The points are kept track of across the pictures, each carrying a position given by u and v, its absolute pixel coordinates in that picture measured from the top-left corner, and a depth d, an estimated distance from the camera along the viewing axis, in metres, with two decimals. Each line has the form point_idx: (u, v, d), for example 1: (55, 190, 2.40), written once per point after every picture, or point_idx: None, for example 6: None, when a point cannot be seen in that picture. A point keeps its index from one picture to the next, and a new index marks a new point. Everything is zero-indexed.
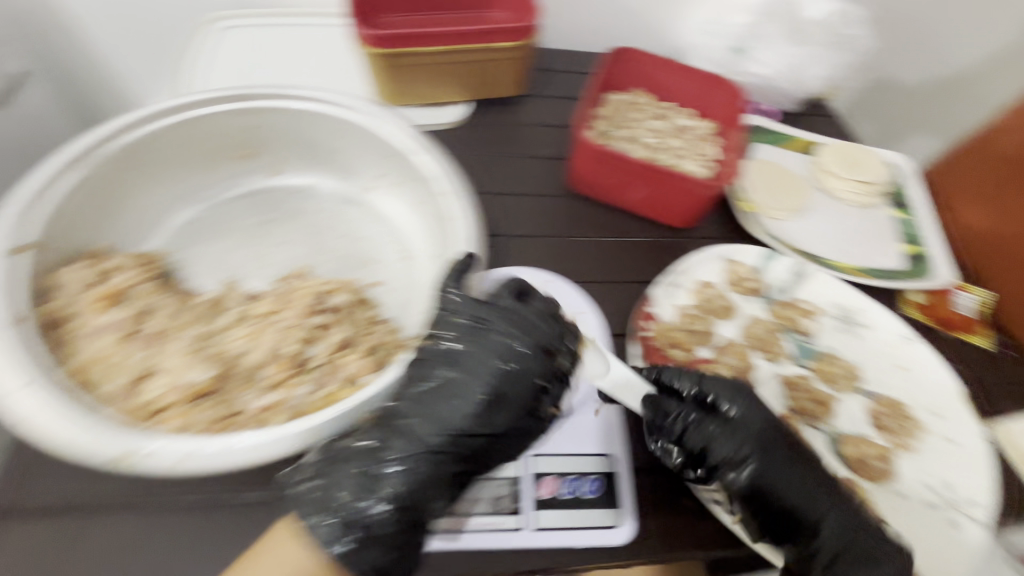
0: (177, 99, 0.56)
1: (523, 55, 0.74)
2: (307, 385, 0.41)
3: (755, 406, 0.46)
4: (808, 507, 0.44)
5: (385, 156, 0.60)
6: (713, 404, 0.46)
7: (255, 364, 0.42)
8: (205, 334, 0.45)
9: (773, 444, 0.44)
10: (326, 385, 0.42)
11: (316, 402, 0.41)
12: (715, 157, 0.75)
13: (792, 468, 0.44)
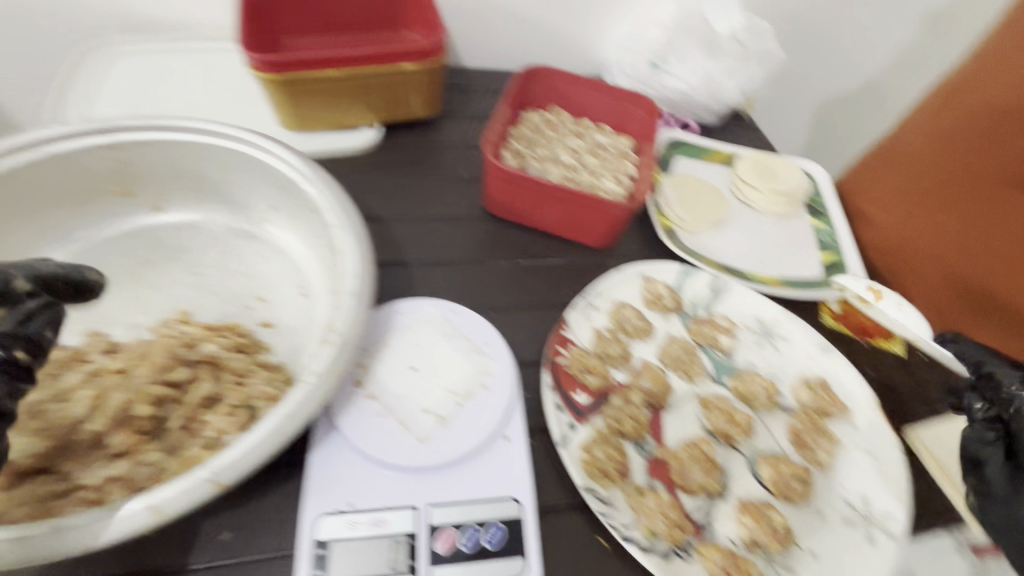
0: (26, 133, 0.50)
1: (431, 76, 0.72)
2: (160, 452, 0.39)
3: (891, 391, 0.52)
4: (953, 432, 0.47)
5: (275, 187, 0.56)
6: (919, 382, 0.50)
7: (101, 431, 0.39)
8: (46, 400, 0.40)
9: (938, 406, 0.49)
10: (188, 448, 0.40)
11: (170, 470, 0.38)
12: (633, 173, 0.75)
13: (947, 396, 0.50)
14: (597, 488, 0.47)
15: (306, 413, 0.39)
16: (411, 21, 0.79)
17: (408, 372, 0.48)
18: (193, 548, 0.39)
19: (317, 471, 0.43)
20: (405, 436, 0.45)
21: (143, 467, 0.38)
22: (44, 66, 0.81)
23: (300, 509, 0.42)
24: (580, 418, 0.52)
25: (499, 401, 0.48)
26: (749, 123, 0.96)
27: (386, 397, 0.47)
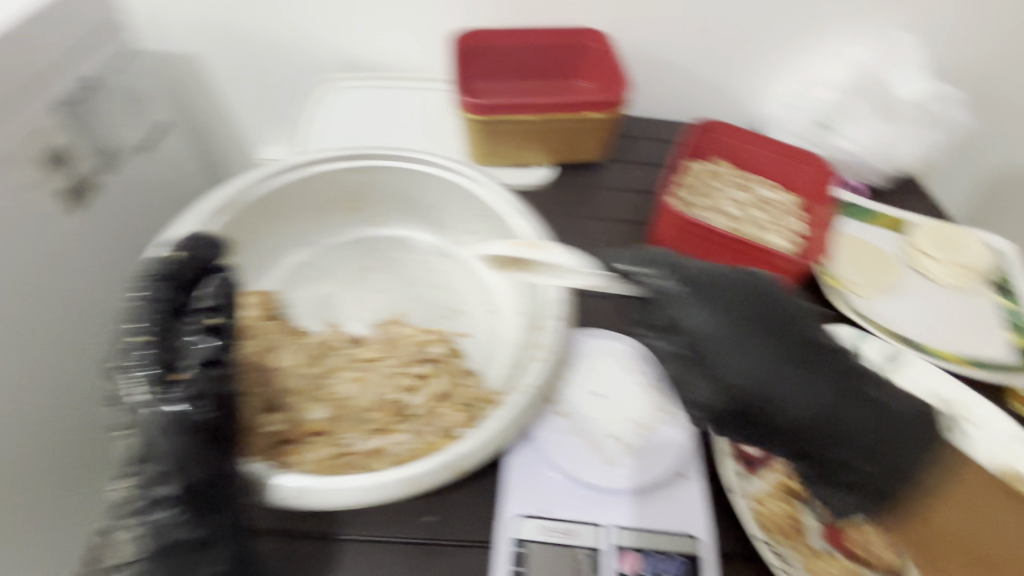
0: (299, 157, 0.62)
1: (611, 125, 0.78)
2: (407, 432, 0.44)
3: (698, 312, 0.44)
4: (812, 391, 0.41)
5: (479, 216, 0.64)
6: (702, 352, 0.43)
7: (364, 407, 0.46)
8: (319, 375, 0.48)
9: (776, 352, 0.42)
10: (425, 434, 0.44)
11: (416, 450, 0.43)
12: (800, 231, 0.75)
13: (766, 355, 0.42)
14: (772, 542, 0.47)
15: (523, 421, 0.45)
16: (588, 72, 0.88)
17: (594, 397, 0.52)
18: (409, 523, 0.46)
19: (513, 477, 0.47)
20: (594, 457, 0.49)
21: (395, 442, 0.43)
22: (279, 95, 0.98)
23: (498, 507, 0.46)
24: (752, 469, 0.52)
25: (678, 439, 0.50)
26: (920, 189, 0.91)
27: (576, 417, 0.51)
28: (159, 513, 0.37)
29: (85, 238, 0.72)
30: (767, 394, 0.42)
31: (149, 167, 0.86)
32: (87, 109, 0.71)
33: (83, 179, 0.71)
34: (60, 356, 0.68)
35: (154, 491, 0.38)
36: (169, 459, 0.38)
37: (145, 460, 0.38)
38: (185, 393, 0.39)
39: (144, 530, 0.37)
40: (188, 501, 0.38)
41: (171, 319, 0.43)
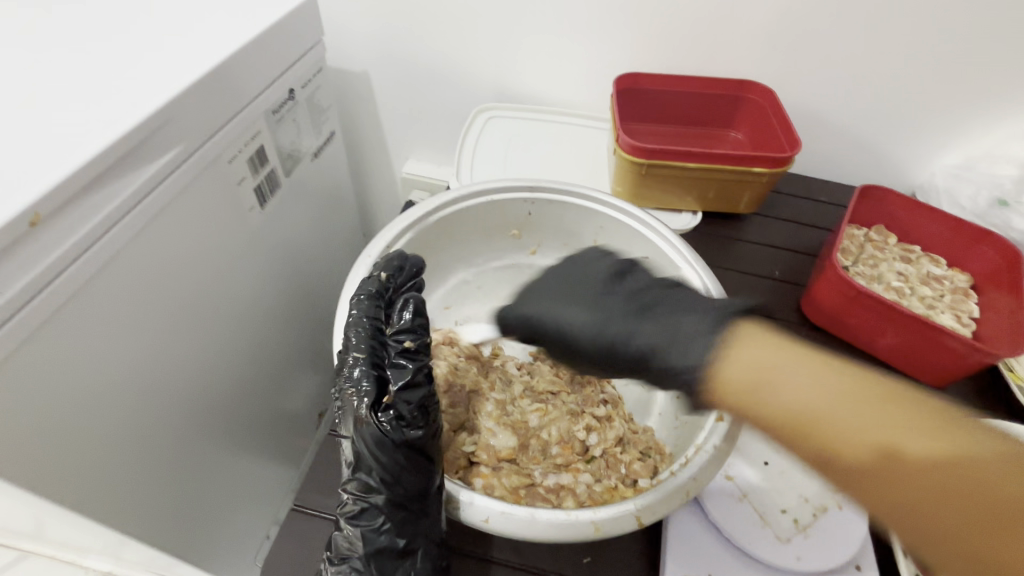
0: (482, 184, 0.63)
1: (772, 180, 0.76)
2: (589, 474, 0.45)
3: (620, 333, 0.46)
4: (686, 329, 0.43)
5: (640, 257, 0.65)
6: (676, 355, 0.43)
7: (548, 441, 0.47)
8: (505, 402, 0.50)
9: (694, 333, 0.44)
10: (607, 477, 0.45)
11: (600, 494, 0.43)
12: (974, 314, 0.70)
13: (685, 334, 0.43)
14: None
15: (708, 478, 0.43)
16: (741, 123, 0.88)
17: (762, 466, 0.50)
18: (569, 561, 0.46)
19: (675, 533, 0.46)
20: (764, 529, 0.46)
21: (579, 484, 0.44)
22: (433, 118, 1.06)
23: (660, 564, 0.45)
24: None
25: (858, 528, 0.47)
26: None
27: (743, 482, 0.49)
28: (371, 518, 0.41)
29: (267, 231, 0.80)
30: (603, 359, 0.47)
31: (317, 173, 0.95)
32: (286, 117, 0.80)
33: (274, 179, 0.80)
34: (234, 333, 0.76)
35: (369, 499, 0.41)
36: (384, 472, 0.41)
37: (364, 469, 0.41)
38: (394, 418, 0.42)
39: (359, 533, 0.40)
40: (395, 512, 0.41)
41: (379, 342, 0.45)
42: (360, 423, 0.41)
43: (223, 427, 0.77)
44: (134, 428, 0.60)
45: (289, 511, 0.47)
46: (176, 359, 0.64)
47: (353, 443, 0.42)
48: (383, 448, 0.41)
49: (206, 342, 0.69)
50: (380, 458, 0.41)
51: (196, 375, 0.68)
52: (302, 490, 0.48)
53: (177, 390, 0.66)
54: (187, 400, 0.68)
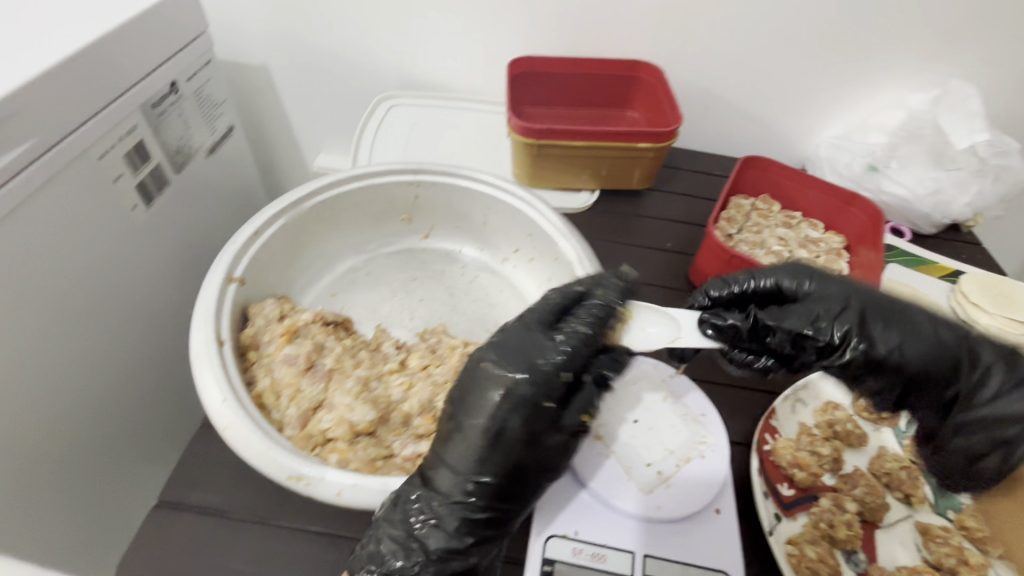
0: (363, 168, 0.63)
1: (659, 155, 0.79)
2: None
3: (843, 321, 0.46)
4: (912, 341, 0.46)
5: (526, 235, 0.66)
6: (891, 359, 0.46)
7: (410, 413, 0.47)
8: (370, 377, 0.49)
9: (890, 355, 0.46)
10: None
11: None
12: (845, 272, 0.74)
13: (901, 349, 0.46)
14: None
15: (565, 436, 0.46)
16: (637, 102, 0.91)
17: (631, 424, 0.52)
18: None
19: (545, 494, 0.48)
20: (628, 483, 0.48)
21: None
22: (338, 109, 1.04)
23: (530, 526, 0.47)
24: (787, 510, 0.51)
25: (716, 475, 0.49)
26: (971, 239, 0.89)
27: (612, 440, 0.51)
28: (453, 531, 0.39)
29: (156, 229, 0.76)
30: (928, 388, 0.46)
31: (215, 169, 0.91)
32: (169, 111, 0.77)
33: (161, 176, 0.77)
34: (129, 339, 0.73)
35: (454, 515, 0.39)
36: (496, 494, 0.40)
37: (466, 489, 0.40)
38: (548, 437, 0.41)
39: (436, 543, 0.39)
40: (490, 527, 0.40)
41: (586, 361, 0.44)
42: (508, 450, 0.40)
43: (124, 437, 0.73)
44: (16, 442, 0.57)
45: (154, 510, 0.46)
46: (60, 368, 0.61)
47: (222, 434, 0.42)
48: (495, 446, 0.40)
49: (93, 349, 0.66)
50: (483, 451, 0.40)
51: (84, 383, 0.65)
52: (169, 488, 0.47)
53: (67, 401, 0.63)
54: (75, 412, 0.65)
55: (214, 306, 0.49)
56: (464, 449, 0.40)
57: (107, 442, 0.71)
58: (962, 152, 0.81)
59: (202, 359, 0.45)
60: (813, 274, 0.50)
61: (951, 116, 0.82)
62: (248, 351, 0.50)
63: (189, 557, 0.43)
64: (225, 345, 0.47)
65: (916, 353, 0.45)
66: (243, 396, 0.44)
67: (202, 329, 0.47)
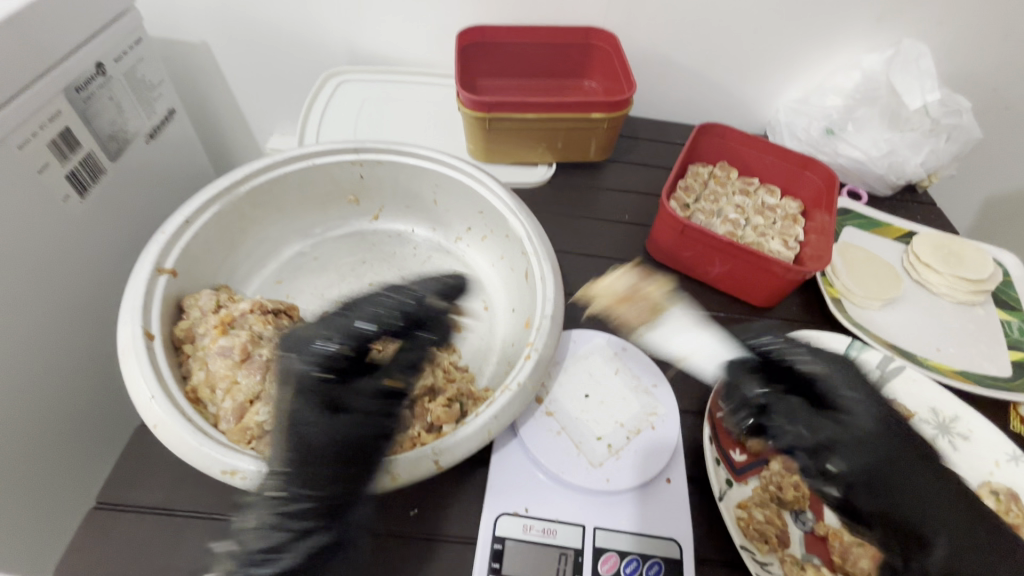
0: (302, 149, 0.61)
1: (614, 125, 0.77)
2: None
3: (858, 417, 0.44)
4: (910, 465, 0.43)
5: (477, 212, 0.64)
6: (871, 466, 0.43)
7: None
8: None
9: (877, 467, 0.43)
10: (411, 426, 0.46)
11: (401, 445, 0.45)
12: (800, 238, 0.75)
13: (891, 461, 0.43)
14: (754, 551, 0.46)
15: (508, 417, 0.45)
16: (593, 71, 0.88)
17: (582, 399, 0.53)
18: (393, 514, 0.46)
19: (497, 472, 0.49)
20: (578, 457, 0.49)
21: None
22: (286, 85, 0.99)
23: (482, 504, 0.47)
24: (738, 476, 0.52)
25: (664, 444, 0.51)
26: (926, 199, 0.90)
27: (562, 416, 0.52)
28: (271, 531, 0.36)
29: (94, 222, 0.72)
30: (909, 516, 0.41)
31: (157, 155, 0.86)
32: (98, 95, 0.71)
33: (95, 165, 0.71)
34: (81, 342, 0.70)
35: (269, 512, 0.37)
36: (305, 479, 0.38)
37: (279, 483, 0.38)
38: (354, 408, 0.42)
39: (255, 546, 0.36)
40: (314, 518, 0.37)
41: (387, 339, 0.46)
42: (306, 429, 0.40)
43: (89, 440, 0.71)
44: None
45: (93, 512, 0.44)
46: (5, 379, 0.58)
47: (150, 430, 0.41)
48: (312, 419, 0.40)
49: (42, 350, 0.63)
50: (303, 426, 0.40)
51: (36, 390, 0.62)
52: (107, 489, 0.45)
53: (19, 412, 0.60)
54: (33, 419, 0.62)
55: (141, 300, 0.47)
56: (278, 443, 0.40)
57: (76, 441, 0.68)
58: (916, 113, 0.82)
59: (130, 355, 0.44)
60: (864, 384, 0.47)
61: (906, 78, 0.81)
62: (184, 345, 0.48)
63: (131, 558, 0.42)
64: (156, 340, 0.46)
65: (927, 481, 0.42)
66: (174, 391, 0.43)
67: (129, 324, 0.45)
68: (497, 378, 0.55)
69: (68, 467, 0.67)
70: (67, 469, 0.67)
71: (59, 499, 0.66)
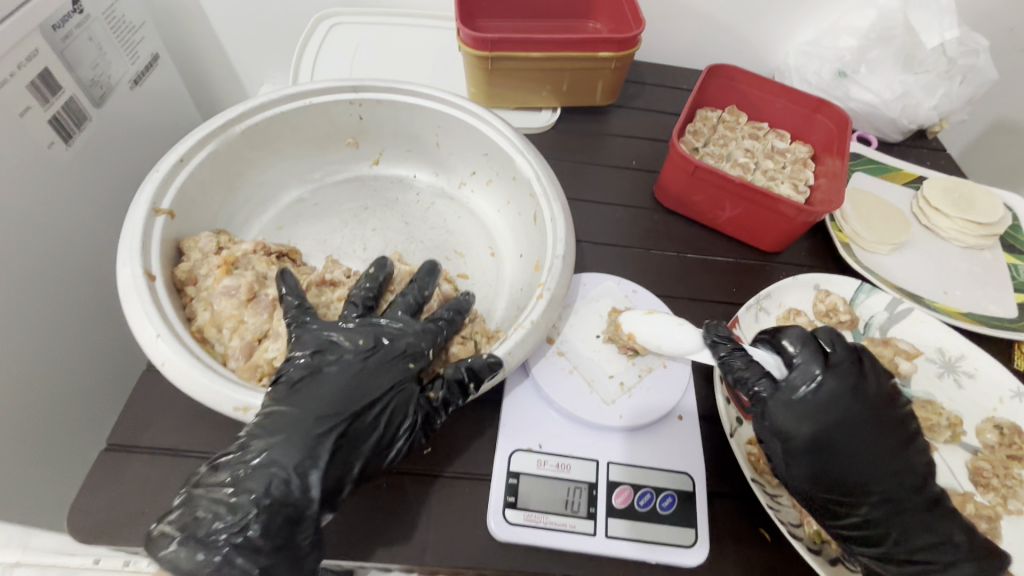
0: (297, 87, 0.58)
1: (621, 65, 0.74)
2: None
3: (796, 419, 0.43)
4: (857, 472, 0.42)
5: (481, 154, 0.62)
6: (802, 458, 0.43)
7: None
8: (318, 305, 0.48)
9: (826, 468, 0.42)
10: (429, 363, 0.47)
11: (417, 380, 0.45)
12: (810, 182, 0.73)
13: (834, 465, 0.42)
14: (762, 482, 0.47)
15: (522, 353, 0.45)
16: (599, 11, 0.81)
17: (595, 339, 0.53)
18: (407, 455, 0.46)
19: (510, 411, 0.49)
20: (590, 394, 0.49)
21: None
22: (275, 31, 0.94)
23: (496, 441, 0.48)
24: (748, 414, 0.51)
25: (677, 381, 0.51)
26: (936, 145, 0.88)
27: (574, 356, 0.52)
28: (288, 478, 0.36)
29: (82, 172, 0.68)
30: (855, 499, 0.42)
31: (143, 104, 0.82)
32: (76, 35, 0.66)
33: (80, 112, 0.68)
34: (81, 296, 0.68)
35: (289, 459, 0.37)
36: (327, 443, 0.38)
37: (298, 433, 0.38)
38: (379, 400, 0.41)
39: (266, 487, 0.36)
40: (329, 482, 0.38)
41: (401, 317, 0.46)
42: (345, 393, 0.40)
43: (98, 393, 0.70)
44: None
45: (102, 455, 0.44)
46: (4, 330, 0.57)
47: (159, 368, 0.40)
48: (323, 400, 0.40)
49: (43, 303, 0.62)
50: (318, 402, 0.39)
51: (39, 342, 0.61)
52: (117, 432, 0.45)
53: (24, 366, 0.59)
54: (38, 372, 0.61)
55: (139, 240, 0.45)
56: (307, 397, 0.40)
57: (87, 394, 0.68)
58: (931, 52, 0.79)
59: (132, 295, 0.42)
60: (834, 371, 0.44)
61: (924, 15, 0.77)
62: (187, 287, 0.47)
63: (145, 497, 0.42)
64: (157, 280, 0.44)
65: (873, 483, 0.42)
66: (179, 330, 0.42)
67: (128, 264, 0.44)
68: (507, 320, 0.54)
69: (78, 420, 0.66)
70: (80, 423, 0.67)
71: (76, 451, 0.66)
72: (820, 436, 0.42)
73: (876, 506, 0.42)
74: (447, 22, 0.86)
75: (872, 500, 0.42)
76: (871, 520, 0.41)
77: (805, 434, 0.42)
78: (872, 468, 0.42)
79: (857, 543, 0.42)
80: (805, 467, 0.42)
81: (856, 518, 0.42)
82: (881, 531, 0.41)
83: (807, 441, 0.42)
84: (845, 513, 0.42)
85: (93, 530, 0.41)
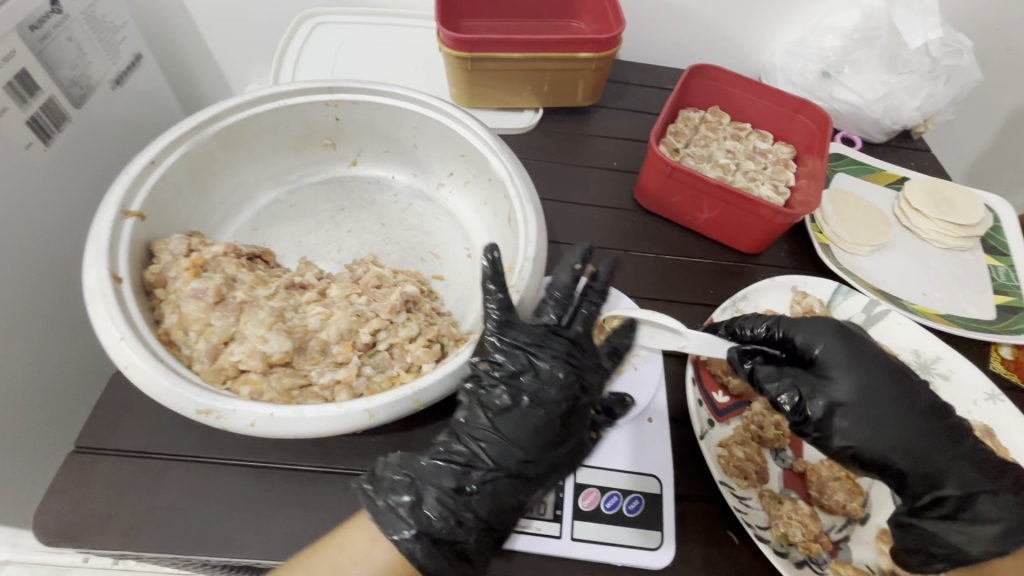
0: (273, 88, 0.58)
1: (603, 66, 0.73)
2: (371, 367, 0.46)
3: (814, 335, 0.46)
4: (890, 376, 0.44)
5: (458, 156, 0.62)
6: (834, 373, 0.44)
7: (329, 341, 0.47)
8: (285, 308, 0.48)
9: (859, 377, 0.44)
10: (392, 367, 0.47)
11: (380, 384, 0.45)
12: (791, 183, 0.72)
13: (866, 372, 0.44)
14: (731, 485, 0.47)
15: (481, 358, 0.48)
16: (583, 11, 0.81)
17: None
18: (375, 456, 0.47)
19: None
20: None
21: (358, 377, 0.45)
22: (261, 30, 0.94)
23: None
24: (719, 416, 0.51)
25: (646, 384, 0.53)
26: (921, 145, 0.88)
27: None
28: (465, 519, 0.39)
29: (62, 173, 0.68)
30: (900, 408, 0.43)
31: (125, 104, 0.82)
32: (55, 35, 0.66)
33: (59, 112, 0.67)
34: (59, 297, 0.68)
35: (446, 476, 0.40)
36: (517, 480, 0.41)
37: (487, 476, 0.40)
38: (527, 406, 0.43)
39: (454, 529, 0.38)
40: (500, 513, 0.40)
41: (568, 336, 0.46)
42: (491, 411, 0.43)
43: (73, 392, 0.70)
44: None
45: (70, 458, 0.44)
46: None
47: (122, 371, 0.40)
48: (518, 438, 0.42)
49: (18, 305, 0.62)
50: (518, 428, 0.42)
51: (13, 343, 0.61)
52: (86, 434, 0.45)
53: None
54: (12, 372, 0.61)
55: (106, 243, 0.45)
56: (512, 426, 0.42)
57: (64, 393, 0.68)
58: (915, 52, 0.79)
59: (98, 298, 0.42)
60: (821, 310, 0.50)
61: (908, 14, 0.76)
62: (156, 290, 0.47)
63: (113, 499, 0.43)
64: (124, 283, 0.45)
65: (904, 390, 0.44)
66: (145, 334, 0.42)
67: (93, 266, 0.43)
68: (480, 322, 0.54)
69: (55, 420, 0.67)
70: (56, 422, 0.67)
71: (52, 451, 0.66)
72: (843, 347, 0.45)
73: (920, 410, 0.43)
74: (431, 21, 0.86)
75: (913, 403, 0.43)
76: (919, 423, 0.43)
77: (831, 346, 0.45)
78: (899, 377, 0.44)
79: (918, 454, 0.42)
80: (840, 377, 0.44)
81: (912, 423, 0.42)
82: (935, 435, 0.42)
83: (831, 352, 0.45)
84: (897, 420, 0.42)
85: (57, 532, 0.41)
